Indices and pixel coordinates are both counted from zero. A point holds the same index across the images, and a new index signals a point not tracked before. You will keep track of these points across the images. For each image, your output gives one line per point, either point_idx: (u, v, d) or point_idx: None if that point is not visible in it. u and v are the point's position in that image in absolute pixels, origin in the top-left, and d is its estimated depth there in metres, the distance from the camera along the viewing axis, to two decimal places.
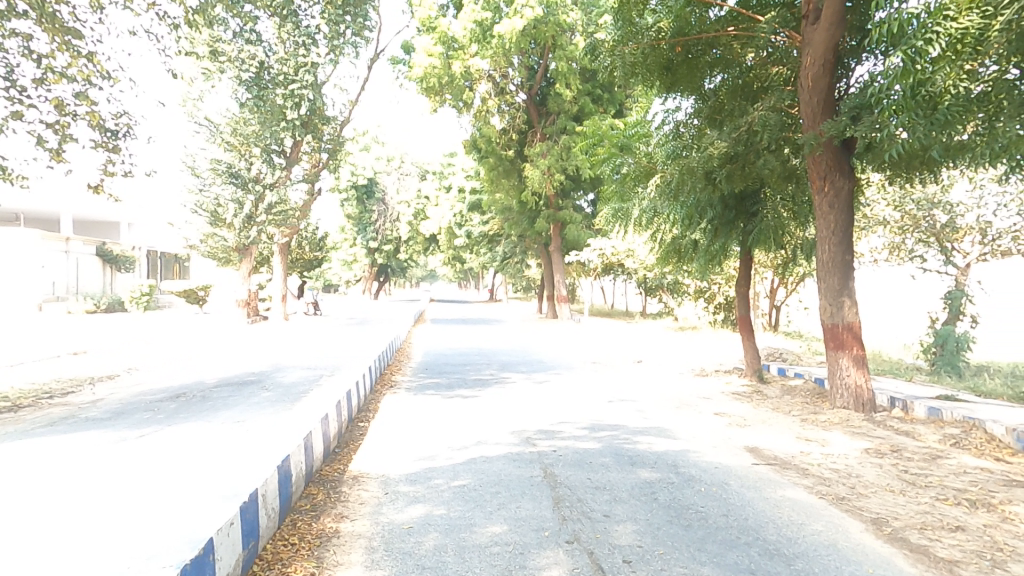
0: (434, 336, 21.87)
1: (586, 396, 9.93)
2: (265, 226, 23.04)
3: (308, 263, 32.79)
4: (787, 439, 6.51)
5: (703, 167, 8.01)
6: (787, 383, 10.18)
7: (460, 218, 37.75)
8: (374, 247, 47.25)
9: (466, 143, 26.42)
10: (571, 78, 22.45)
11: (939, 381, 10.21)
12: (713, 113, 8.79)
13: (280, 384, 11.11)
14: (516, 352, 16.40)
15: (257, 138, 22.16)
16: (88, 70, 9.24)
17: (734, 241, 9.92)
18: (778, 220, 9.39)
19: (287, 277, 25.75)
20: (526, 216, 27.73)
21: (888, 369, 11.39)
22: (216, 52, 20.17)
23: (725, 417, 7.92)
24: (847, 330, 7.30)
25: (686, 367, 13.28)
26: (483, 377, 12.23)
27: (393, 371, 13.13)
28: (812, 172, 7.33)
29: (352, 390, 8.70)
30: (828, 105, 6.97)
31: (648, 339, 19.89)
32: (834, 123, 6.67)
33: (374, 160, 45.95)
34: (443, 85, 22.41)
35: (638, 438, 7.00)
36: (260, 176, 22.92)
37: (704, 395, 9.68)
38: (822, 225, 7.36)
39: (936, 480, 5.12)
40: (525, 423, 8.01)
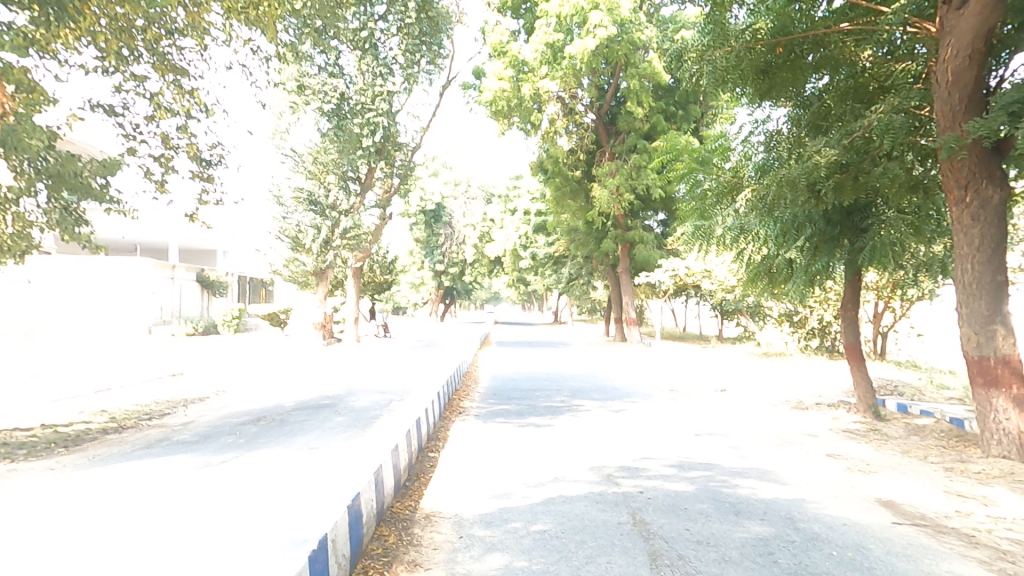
0: (502, 359, 21.54)
1: (671, 429, 9.07)
2: (340, 250, 23.84)
3: (379, 286, 33.76)
4: (933, 493, 5.59)
5: (807, 179, 7.04)
6: (912, 423, 8.87)
7: (526, 240, 37.64)
8: (440, 270, 48.18)
9: (532, 165, 26.39)
10: (644, 95, 21.92)
11: None
12: (817, 119, 8.01)
13: (352, 409, 11.07)
14: (588, 378, 15.67)
15: (335, 166, 23.19)
16: (190, 105, 9.81)
17: (839, 260, 8.94)
18: (897, 234, 8.26)
19: (360, 300, 26.50)
20: (594, 237, 27.14)
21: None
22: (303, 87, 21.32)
23: (840, 461, 6.89)
24: (1000, 364, 6.41)
25: (780, 399, 12.02)
26: (555, 404, 11.62)
27: (462, 396, 12.80)
28: (949, 181, 6.50)
29: (422, 418, 8.42)
30: (971, 103, 6.20)
31: (729, 365, 18.50)
32: (985, 120, 5.82)
33: (442, 185, 47.09)
34: (511, 108, 22.55)
35: (738, 481, 6.17)
36: (337, 203, 23.88)
37: (808, 433, 8.56)
38: (964, 241, 6.50)
39: None
40: (604, 457, 7.35)
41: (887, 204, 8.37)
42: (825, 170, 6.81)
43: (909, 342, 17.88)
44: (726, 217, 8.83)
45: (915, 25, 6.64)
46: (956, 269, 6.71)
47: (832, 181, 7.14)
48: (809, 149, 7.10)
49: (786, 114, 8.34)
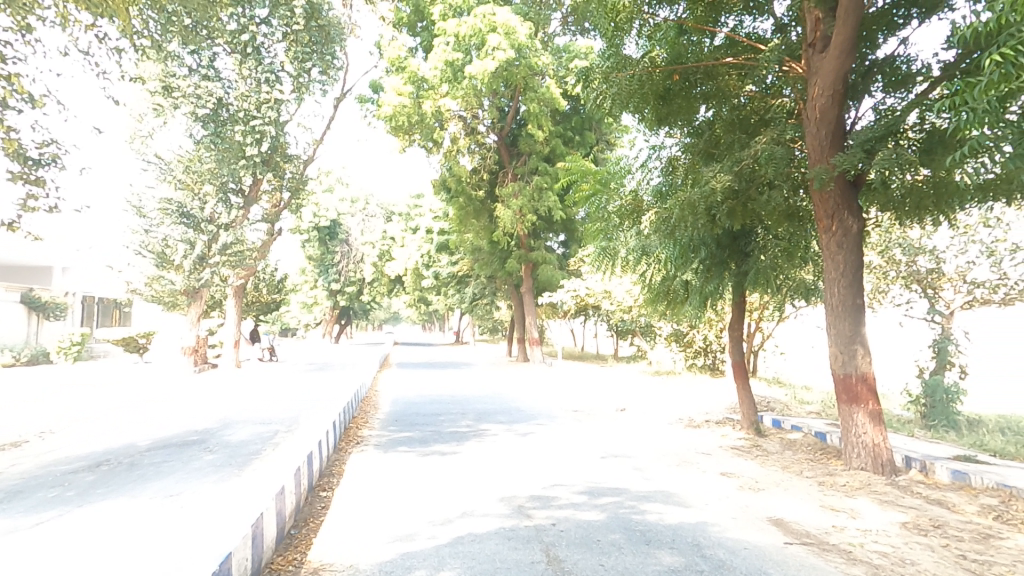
0: (402, 381, 20.58)
1: (578, 452, 8.96)
2: (219, 267, 21.52)
3: (265, 306, 31.06)
4: (810, 508, 5.71)
5: (704, 202, 7.47)
6: (786, 438, 9.53)
7: (427, 259, 36.83)
8: (336, 289, 45.70)
9: (434, 183, 26.04)
10: (543, 120, 22.54)
11: (944, 436, 9.71)
12: (707, 147, 8.54)
13: (227, 445, 9.70)
14: (492, 400, 15.32)
15: (212, 176, 20.98)
16: (8, 92, 8.20)
17: (728, 282, 9.57)
18: (778, 259, 9.03)
19: (242, 322, 24.08)
20: (497, 257, 27.20)
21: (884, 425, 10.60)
22: (170, 88, 19.32)
23: (735, 478, 7.11)
24: (860, 382, 6.79)
25: (674, 417, 12.52)
26: (459, 430, 11.09)
27: (359, 424, 11.83)
28: (818, 210, 6.96)
29: (314, 452, 7.53)
30: (835, 138, 6.71)
31: (626, 384, 19.21)
32: (847, 156, 6.35)
33: (337, 202, 44.85)
34: (412, 125, 22.24)
35: (645, 506, 6.11)
36: (215, 216, 21.68)
37: (704, 451, 8.88)
38: (831, 266, 6.94)
39: (1003, 571, 4.37)
40: (514, 486, 6.99)
41: (764, 227, 9.01)
42: (720, 194, 7.25)
43: (778, 361, 19.62)
44: (631, 238, 9.38)
45: (789, 64, 7.31)
46: (825, 292, 7.13)
47: (726, 205, 7.62)
48: (705, 175, 7.52)
49: (680, 140, 8.83)
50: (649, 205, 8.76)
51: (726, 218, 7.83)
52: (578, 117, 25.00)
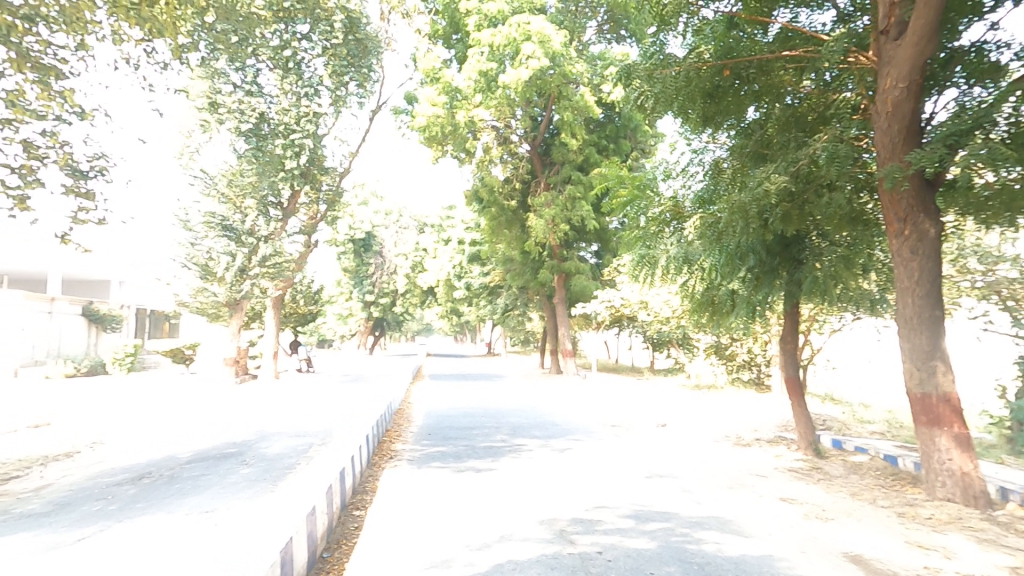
0: (436, 393, 20.42)
1: (621, 470, 8.50)
2: (258, 279, 21.93)
3: (301, 317, 31.57)
4: (896, 546, 5.30)
5: (756, 206, 6.94)
6: (849, 460, 8.92)
7: (460, 270, 36.83)
8: (370, 300, 46.24)
9: (467, 194, 26.01)
10: (577, 127, 22.25)
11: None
12: (760, 147, 8.06)
13: (262, 458, 9.62)
14: (526, 414, 14.94)
15: (253, 190, 21.45)
16: (60, 107, 8.44)
17: (779, 291, 9.01)
18: (838, 267, 8.33)
19: (279, 333, 24.47)
20: (530, 267, 26.92)
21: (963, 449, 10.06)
22: (217, 104, 19.99)
23: (796, 506, 6.54)
24: (942, 402, 6.33)
25: (719, 434, 11.89)
26: (495, 445, 10.75)
27: (392, 437, 11.65)
28: (889, 214, 6.54)
29: (347, 468, 7.31)
30: (908, 133, 6.28)
31: (664, 398, 18.53)
32: (926, 153, 5.85)
33: (371, 215, 45.09)
34: (445, 135, 22.26)
35: (700, 534, 5.63)
36: (255, 229, 22.02)
37: (757, 472, 8.30)
38: (904, 275, 6.47)
39: None
40: (554, 508, 6.60)
41: (821, 233, 8.45)
42: (775, 196, 6.71)
43: (828, 376, 18.50)
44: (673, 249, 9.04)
45: (854, 55, 6.88)
46: (896, 303, 6.66)
47: (780, 207, 7.11)
48: (758, 175, 7.03)
49: (727, 142, 8.42)
50: (691, 212, 8.41)
51: (781, 222, 7.36)
52: (612, 125, 24.61)
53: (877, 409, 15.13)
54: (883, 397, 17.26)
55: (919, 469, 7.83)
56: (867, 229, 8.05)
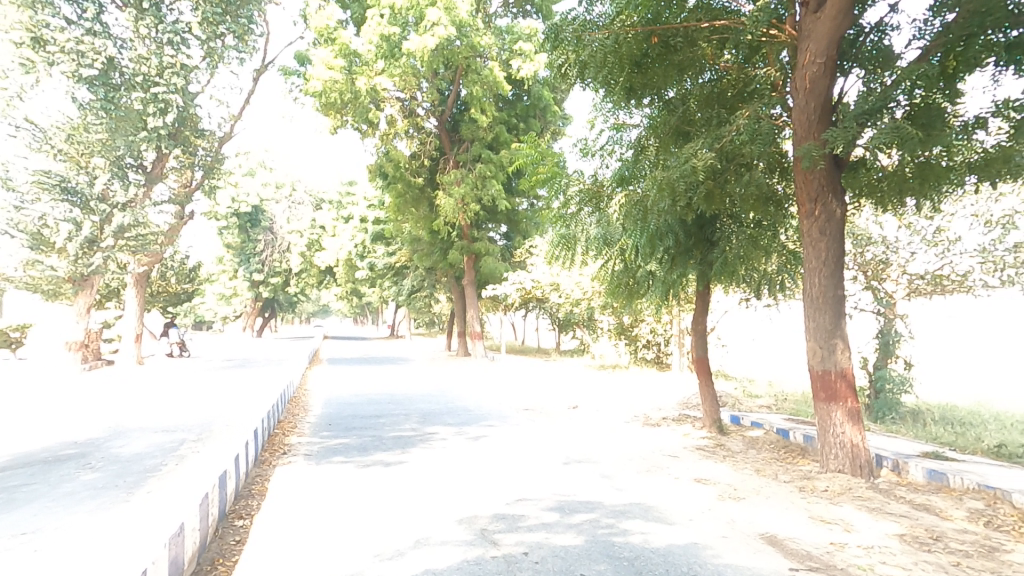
0: (334, 379, 19.00)
1: (540, 458, 8.19)
2: (114, 253, 18.96)
3: (176, 297, 28.03)
4: (801, 521, 5.34)
5: (684, 182, 6.79)
6: (747, 435, 9.30)
7: (362, 249, 34.69)
8: (259, 279, 42.44)
9: (369, 168, 24.35)
10: (486, 103, 21.58)
11: (899, 432, 9.88)
12: (682, 124, 8.09)
13: (116, 461, 8.03)
14: (434, 399, 14.27)
15: (104, 149, 18.35)
16: None
17: (692, 271, 9.18)
18: (749, 249, 8.48)
19: (143, 313, 21.54)
20: (438, 248, 25.89)
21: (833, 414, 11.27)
22: (41, 41, 16.71)
23: (710, 486, 6.57)
24: (838, 377, 6.57)
25: (628, 414, 12.10)
26: (403, 434, 9.99)
27: (287, 430, 10.42)
28: (802, 193, 6.70)
29: (231, 469, 6.11)
30: (823, 113, 6.45)
31: (571, 379, 18.76)
32: (840, 131, 6.05)
33: (259, 186, 41.83)
34: (345, 102, 20.57)
35: (624, 525, 5.41)
36: (108, 193, 18.95)
37: (669, 453, 8.37)
38: (813, 255, 6.66)
39: None
40: (472, 503, 6.06)
41: (733, 213, 8.60)
42: (703, 173, 6.63)
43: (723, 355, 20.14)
44: (589, 228, 9.29)
45: (773, 31, 7.02)
46: (804, 282, 6.87)
47: (705, 185, 7.04)
48: (685, 151, 6.92)
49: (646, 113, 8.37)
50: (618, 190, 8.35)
51: (703, 202, 7.30)
52: (522, 104, 24.18)
53: (762, 383, 16.45)
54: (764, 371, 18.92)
55: (808, 441, 8.28)
56: (780, 209, 8.25)
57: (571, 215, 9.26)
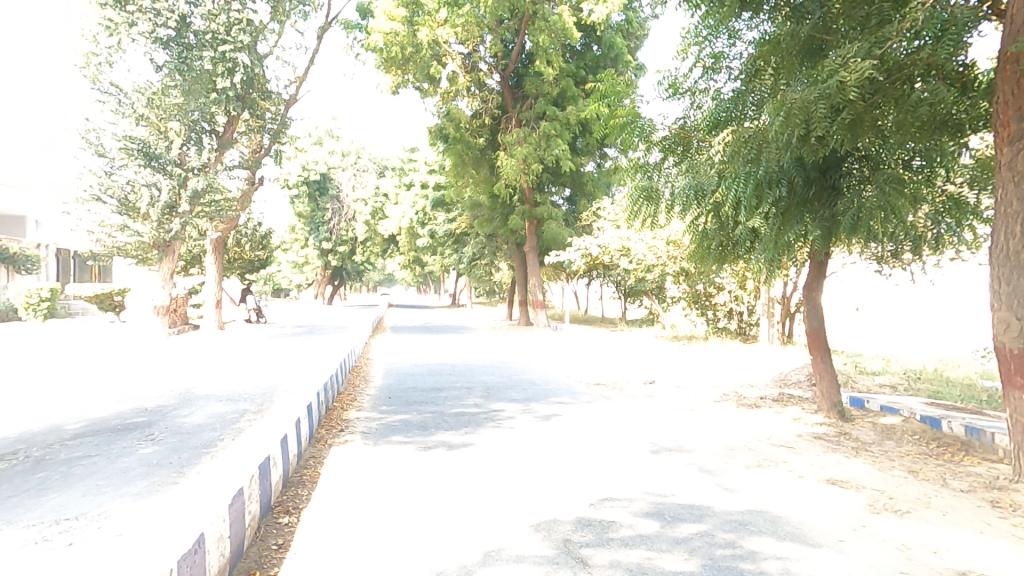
0: (397, 347, 18.72)
1: (625, 445, 7.07)
2: (191, 219, 19.05)
3: (248, 264, 28.82)
4: (1012, 556, 3.91)
5: (827, 105, 5.34)
6: (879, 422, 7.67)
7: (423, 216, 34.12)
8: (327, 248, 43.33)
9: (430, 131, 23.49)
10: (553, 53, 20.04)
11: None
12: (816, 34, 6.61)
13: (174, 431, 7.68)
14: (499, 371, 13.43)
15: (180, 113, 18.56)
16: None
17: (812, 228, 7.42)
18: (891, 197, 6.63)
19: (222, 279, 22.02)
20: (499, 213, 24.81)
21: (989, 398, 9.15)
22: None
23: (851, 491, 5.17)
24: None
25: (717, 392, 10.71)
26: (467, 411, 9.16)
27: (345, 403, 9.82)
28: (1008, 110, 5.23)
29: (278, 455, 5.39)
30: None
31: (644, 351, 17.41)
32: None
33: (326, 154, 42.25)
34: (406, 57, 19.73)
35: (752, 545, 4.18)
36: (184, 158, 19.13)
37: (782, 443, 6.96)
38: (1015, 195, 5.19)
39: None
40: (552, 506, 5.02)
41: (873, 144, 6.84)
42: (855, 91, 5.15)
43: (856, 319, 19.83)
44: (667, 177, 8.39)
45: None
46: (996, 231, 5.38)
47: (850, 113, 5.49)
48: (832, 62, 5.38)
49: (755, 38, 7.53)
50: (705, 137, 8.14)
51: (846, 133, 5.73)
52: (591, 54, 22.31)
53: (874, 357, 14.38)
54: (875, 345, 16.70)
55: (972, 434, 6.66)
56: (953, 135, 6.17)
57: (653, 164, 8.38)
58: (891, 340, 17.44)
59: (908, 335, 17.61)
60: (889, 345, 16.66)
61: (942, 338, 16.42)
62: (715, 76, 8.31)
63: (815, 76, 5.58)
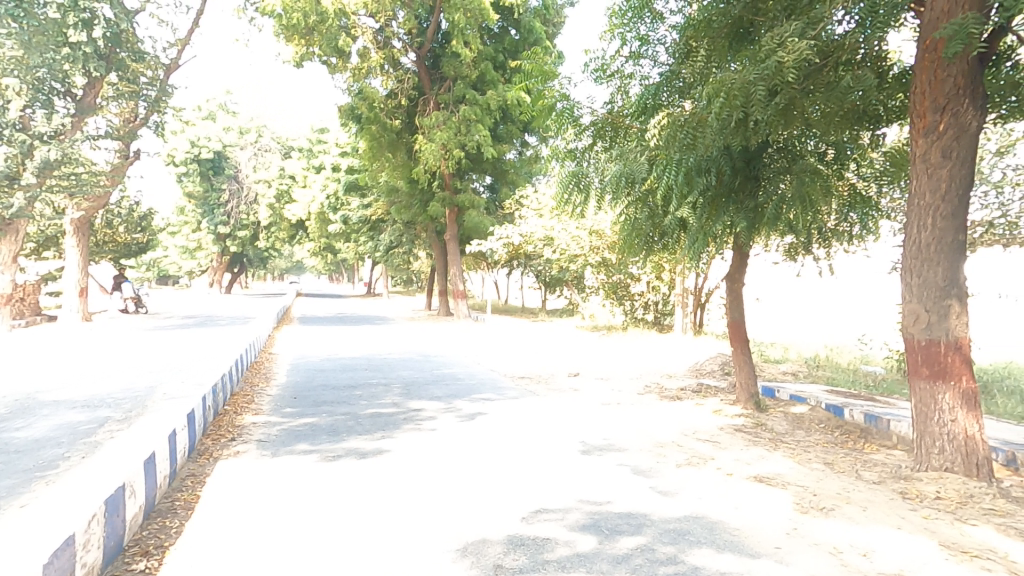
0: (305, 340, 17.26)
1: (553, 446, 6.69)
2: (42, 193, 16.10)
3: (123, 248, 25.37)
4: (933, 554, 3.94)
5: (764, 88, 5.14)
6: (790, 412, 7.89)
7: (335, 200, 31.97)
8: (226, 231, 39.63)
9: (341, 109, 21.82)
10: (471, 34, 19.27)
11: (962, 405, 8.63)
12: (747, 15, 6.39)
13: (4, 450, 6.19)
14: (417, 365, 12.62)
15: (20, 68, 15.32)
16: None
17: (738, 220, 7.32)
18: (808, 185, 6.82)
19: (86, 265, 19.19)
20: (417, 200, 23.64)
21: (883, 384, 9.82)
22: None
23: (777, 490, 5.10)
24: (951, 352, 5.17)
25: (640, 385, 10.69)
26: (382, 412, 8.36)
27: (239, 406, 8.62)
28: (925, 100, 5.30)
29: (139, 480, 4.36)
30: None
31: (563, 342, 17.33)
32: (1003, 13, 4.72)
33: (220, 130, 38.57)
34: (310, 26, 18.00)
35: (695, 559, 3.90)
36: (29, 122, 16.31)
37: (707, 438, 6.91)
38: (929, 188, 5.28)
39: None
40: (477, 524, 4.48)
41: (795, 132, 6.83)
42: (794, 72, 4.95)
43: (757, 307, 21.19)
44: (597, 169, 8.14)
45: None
46: (910, 224, 5.50)
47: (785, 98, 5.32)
48: (773, 40, 5.17)
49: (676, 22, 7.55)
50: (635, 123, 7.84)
51: (779, 119, 5.69)
52: (509, 38, 21.72)
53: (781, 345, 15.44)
54: (776, 334, 17.75)
55: (871, 421, 6.97)
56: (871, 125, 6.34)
57: (584, 148, 8.21)
58: (791, 328, 18.76)
59: (803, 324, 18.96)
60: (789, 333, 17.86)
61: (832, 327, 17.84)
62: (638, 61, 8.11)
63: (754, 54, 5.36)
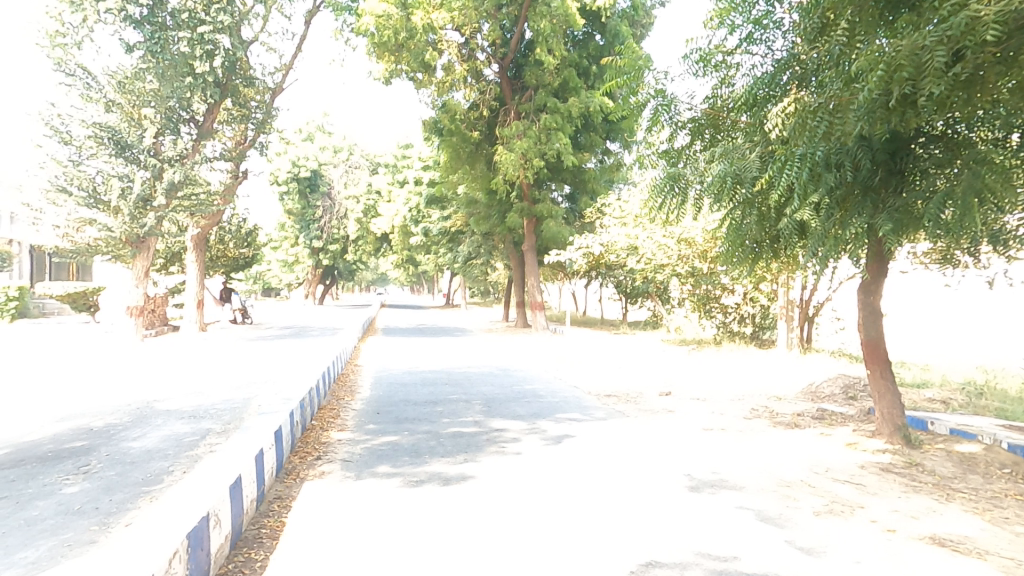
0: (389, 351, 17.47)
1: (656, 479, 5.88)
2: (168, 213, 17.75)
3: (233, 262, 27.30)
4: None
5: (949, 54, 4.12)
6: (955, 450, 6.54)
7: (417, 213, 32.65)
8: (318, 246, 42.04)
9: (424, 123, 22.21)
10: (555, 41, 18.85)
11: None
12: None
13: (117, 462, 6.39)
14: (499, 380, 12.17)
15: (156, 99, 17.47)
16: None
17: (881, 220, 6.12)
18: (984, 176, 5.40)
19: (204, 278, 20.72)
20: (495, 211, 23.47)
21: None
22: None
23: (973, 561, 4.00)
24: None
25: (746, 408, 9.51)
26: (466, 431, 7.92)
27: (326, 421, 8.55)
28: None
29: (226, 505, 4.15)
30: None
31: (651, 356, 16.26)
32: None
33: (317, 150, 40.99)
34: (399, 44, 18.46)
35: None
36: (159, 148, 17.95)
37: (847, 479, 5.80)
38: None
39: None
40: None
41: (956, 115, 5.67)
42: (994, 32, 3.89)
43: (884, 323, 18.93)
44: (694, 166, 7.37)
45: None
46: None
47: (972, 64, 4.16)
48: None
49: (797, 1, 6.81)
50: (734, 116, 7.17)
51: (958, 92, 4.59)
52: (594, 43, 21.12)
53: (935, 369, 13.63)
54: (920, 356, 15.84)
55: None
56: None
57: (678, 149, 7.58)
58: (933, 349, 16.53)
59: (951, 344, 16.61)
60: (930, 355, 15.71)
61: (991, 349, 15.38)
62: (751, 47, 7.21)
63: (933, 13, 4.36)
